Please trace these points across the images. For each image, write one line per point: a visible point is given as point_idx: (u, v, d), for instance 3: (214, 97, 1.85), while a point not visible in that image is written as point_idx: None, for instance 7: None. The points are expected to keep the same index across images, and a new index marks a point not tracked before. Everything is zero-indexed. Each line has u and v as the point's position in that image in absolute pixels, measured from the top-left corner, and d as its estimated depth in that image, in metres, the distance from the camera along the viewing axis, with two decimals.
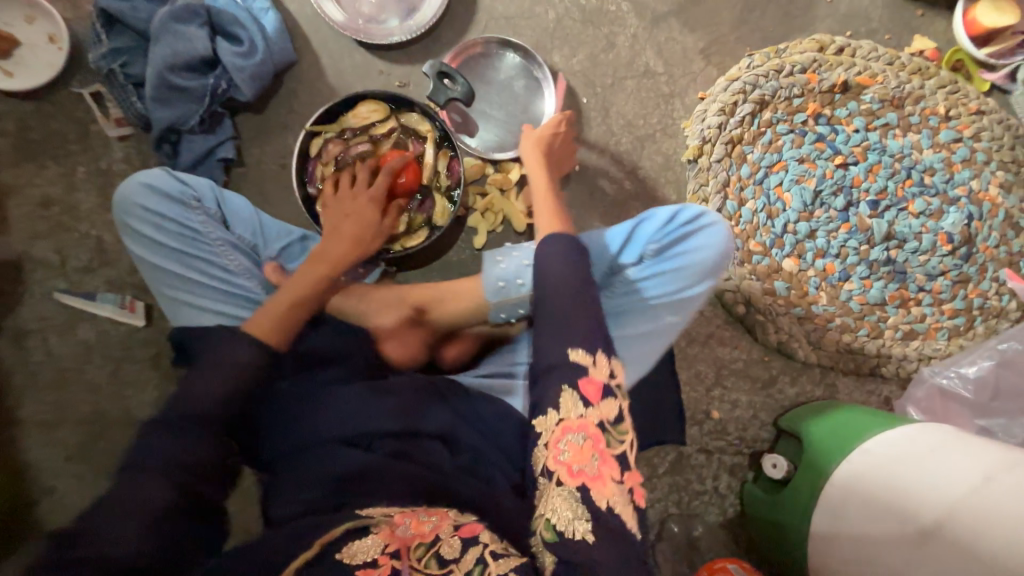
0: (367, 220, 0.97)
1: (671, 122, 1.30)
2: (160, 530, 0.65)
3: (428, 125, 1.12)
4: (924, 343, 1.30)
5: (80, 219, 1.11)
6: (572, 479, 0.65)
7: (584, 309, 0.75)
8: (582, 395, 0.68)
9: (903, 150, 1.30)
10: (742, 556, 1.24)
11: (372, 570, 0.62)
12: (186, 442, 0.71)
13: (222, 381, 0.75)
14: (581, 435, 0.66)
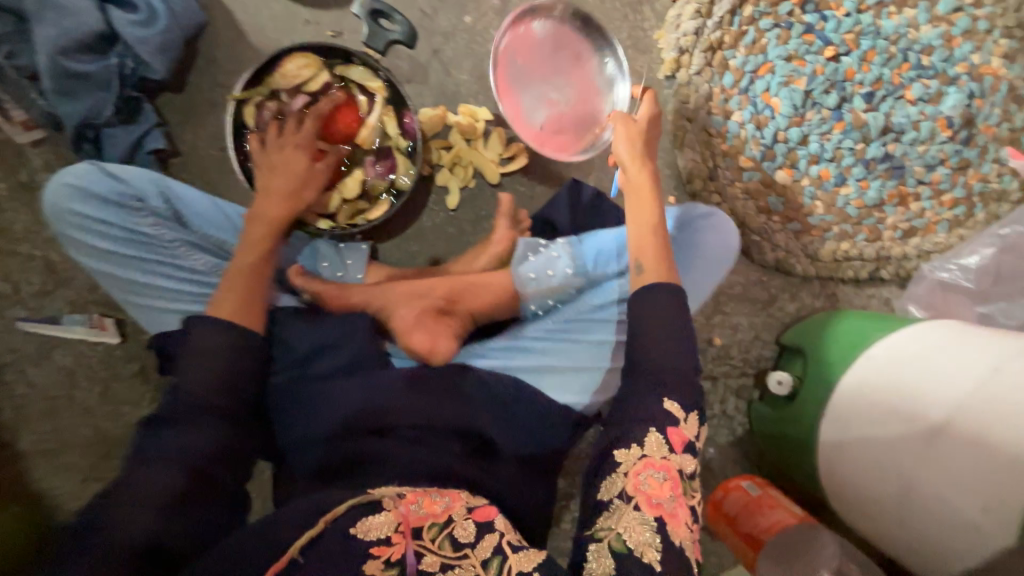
0: (298, 170, 0.92)
1: (643, 35, 1.17)
2: (178, 518, 0.66)
3: (378, 81, 1.01)
4: (924, 239, 1.25)
5: (18, 241, 1.02)
6: (649, 507, 0.68)
7: (682, 346, 0.78)
8: (668, 441, 0.72)
9: (899, 30, 1.18)
10: (756, 470, 1.28)
11: (384, 549, 0.64)
12: (191, 433, 0.71)
13: (213, 369, 0.75)
14: (663, 474, 0.70)
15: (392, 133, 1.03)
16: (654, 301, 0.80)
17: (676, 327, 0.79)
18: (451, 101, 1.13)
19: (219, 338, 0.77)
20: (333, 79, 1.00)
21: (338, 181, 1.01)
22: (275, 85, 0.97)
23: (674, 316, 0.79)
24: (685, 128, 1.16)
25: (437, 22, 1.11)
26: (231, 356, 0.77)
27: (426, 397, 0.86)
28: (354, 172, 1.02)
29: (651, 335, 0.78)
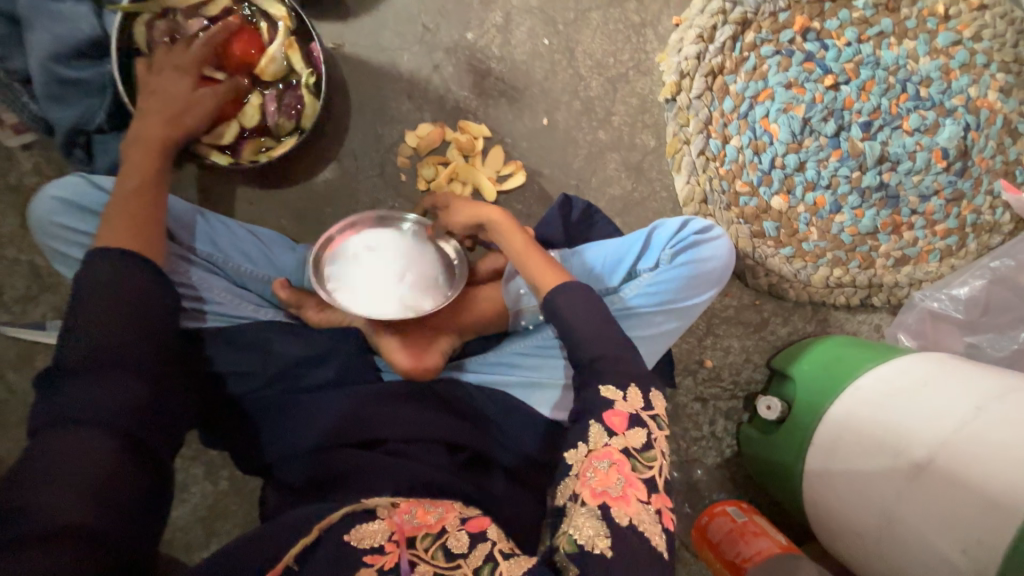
0: (182, 93, 0.84)
1: (645, 57, 1.17)
2: (114, 490, 0.59)
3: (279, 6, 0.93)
4: (916, 267, 1.26)
5: (4, 245, 1.01)
6: (597, 497, 0.67)
7: (607, 325, 0.78)
8: (607, 427, 0.71)
9: (898, 61, 1.19)
10: (742, 492, 1.28)
11: (378, 557, 0.64)
12: (109, 390, 0.64)
13: (132, 328, 0.68)
14: (606, 461, 0.69)
15: (296, 65, 0.95)
16: (565, 298, 0.79)
17: (588, 301, 0.79)
18: (449, 117, 1.12)
19: (133, 276, 0.71)
20: (238, 5, 0.94)
21: (236, 111, 0.93)
22: (168, 4, 0.89)
23: (583, 301, 0.79)
24: (683, 152, 1.16)
25: (439, 37, 1.11)
26: (146, 298, 0.70)
27: (415, 409, 0.89)
28: (253, 100, 0.94)
29: (574, 324, 0.77)
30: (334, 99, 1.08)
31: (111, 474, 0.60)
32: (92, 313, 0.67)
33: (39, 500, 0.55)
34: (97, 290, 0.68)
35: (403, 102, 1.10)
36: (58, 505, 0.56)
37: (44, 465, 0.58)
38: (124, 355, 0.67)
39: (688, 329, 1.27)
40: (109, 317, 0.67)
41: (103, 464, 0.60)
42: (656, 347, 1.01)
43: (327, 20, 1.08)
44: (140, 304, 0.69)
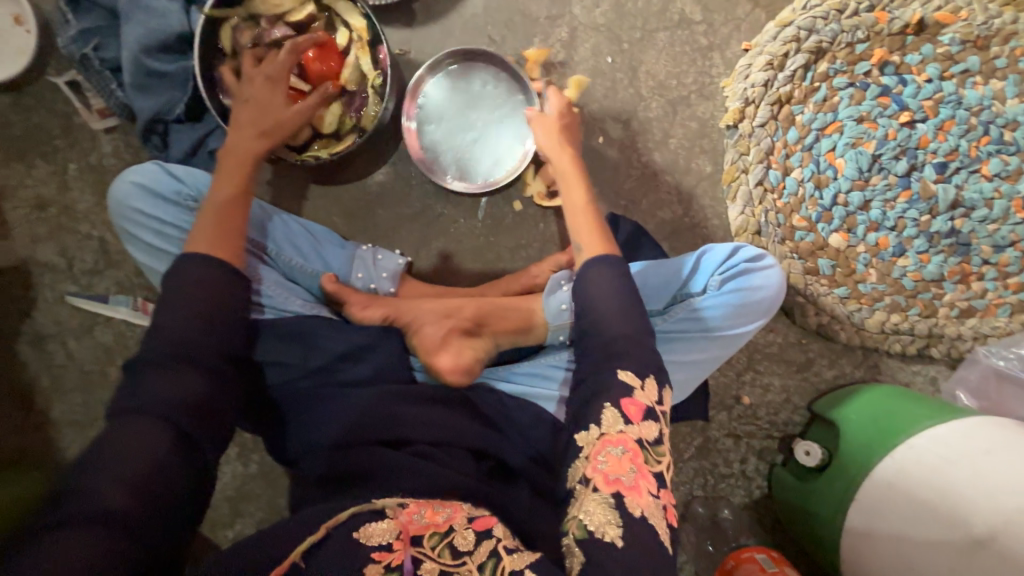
0: (272, 104, 0.86)
1: (709, 81, 1.15)
2: (153, 481, 0.61)
3: (354, 14, 0.96)
4: (982, 321, 1.18)
5: (79, 219, 1.07)
6: (607, 484, 0.66)
7: (620, 301, 0.76)
8: (624, 414, 0.69)
9: (983, 101, 1.11)
10: (768, 536, 1.22)
11: (386, 555, 0.61)
12: (171, 381, 0.66)
13: (187, 317, 0.70)
14: (620, 448, 0.68)
15: (366, 69, 0.98)
16: (597, 274, 0.78)
17: (620, 285, 0.77)
18: None
19: (209, 274, 0.73)
20: (316, 11, 0.97)
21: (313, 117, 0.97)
22: (254, 10, 0.94)
23: (612, 279, 0.78)
24: (740, 180, 1.13)
25: (503, 49, 1.11)
26: (218, 295, 0.72)
27: (445, 414, 0.85)
28: (332, 109, 0.97)
29: (597, 295, 0.77)
30: (395, 103, 1.10)
31: (154, 466, 0.61)
32: (172, 305, 0.70)
33: (93, 480, 0.59)
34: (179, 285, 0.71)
35: None
36: (105, 487, 0.58)
37: (107, 446, 0.61)
38: (191, 351, 0.69)
39: (727, 362, 1.22)
40: (180, 310, 0.70)
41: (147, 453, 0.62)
42: (695, 373, 0.97)
43: (395, 26, 1.10)
44: (209, 301, 0.71)
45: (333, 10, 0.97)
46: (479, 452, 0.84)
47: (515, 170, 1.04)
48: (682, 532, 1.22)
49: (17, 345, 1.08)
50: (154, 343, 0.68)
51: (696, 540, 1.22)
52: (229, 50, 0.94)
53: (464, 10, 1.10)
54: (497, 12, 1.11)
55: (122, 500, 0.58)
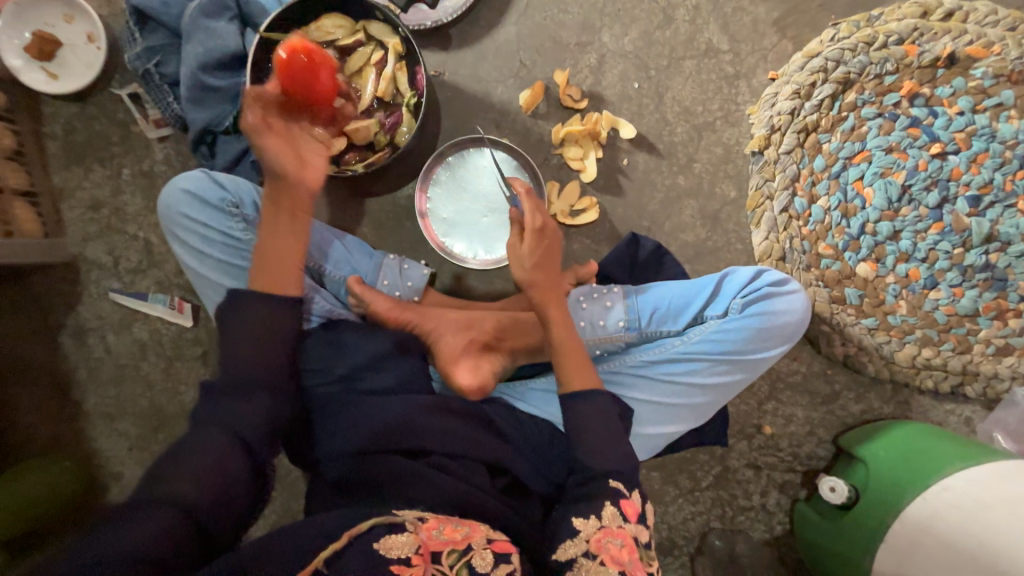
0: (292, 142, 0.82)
1: (735, 108, 1.16)
2: (221, 488, 0.65)
3: (393, 36, 1.01)
4: (1021, 360, 1.13)
5: (127, 221, 1.14)
6: (612, 564, 0.68)
7: (608, 431, 0.79)
8: (623, 511, 0.73)
9: (1018, 135, 1.10)
10: (788, 575, 1.17)
11: (405, 568, 0.56)
12: (238, 400, 0.72)
13: (258, 339, 0.76)
14: (620, 540, 0.71)
15: (403, 88, 1.03)
16: (585, 409, 0.80)
17: (611, 424, 0.80)
18: (533, 148, 1.16)
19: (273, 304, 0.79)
20: (365, 39, 1.02)
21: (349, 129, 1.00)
22: (307, 36, 1.01)
23: (601, 414, 0.80)
24: (765, 206, 1.13)
25: (534, 73, 1.16)
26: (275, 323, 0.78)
27: (464, 426, 0.84)
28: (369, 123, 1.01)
29: (585, 430, 0.79)
30: (428, 122, 1.14)
31: (224, 474, 0.66)
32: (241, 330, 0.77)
33: (169, 483, 0.63)
34: (247, 312, 0.77)
35: (491, 130, 1.15)
36: (179, 486, 0.62)
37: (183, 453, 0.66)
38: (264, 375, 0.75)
39: (748, 389, 1.19)
40: (250, 331, 0.76)
41: (218, 461, 0.66)
42: (716, 398, 0.94)
43: (432, 49, 1.15)
44: (279, 331, 0.78)
45: (373, 33, 1.02)
46: (496, 469, 0.84)
47: None
48: (698, 567, 1.17)
49: (59, 337, 1.14)
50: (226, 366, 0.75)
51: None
52: None
53: (498, 36, 1.15)
54: (529, 39, 1.16)
55: (192, 499, 0.62)
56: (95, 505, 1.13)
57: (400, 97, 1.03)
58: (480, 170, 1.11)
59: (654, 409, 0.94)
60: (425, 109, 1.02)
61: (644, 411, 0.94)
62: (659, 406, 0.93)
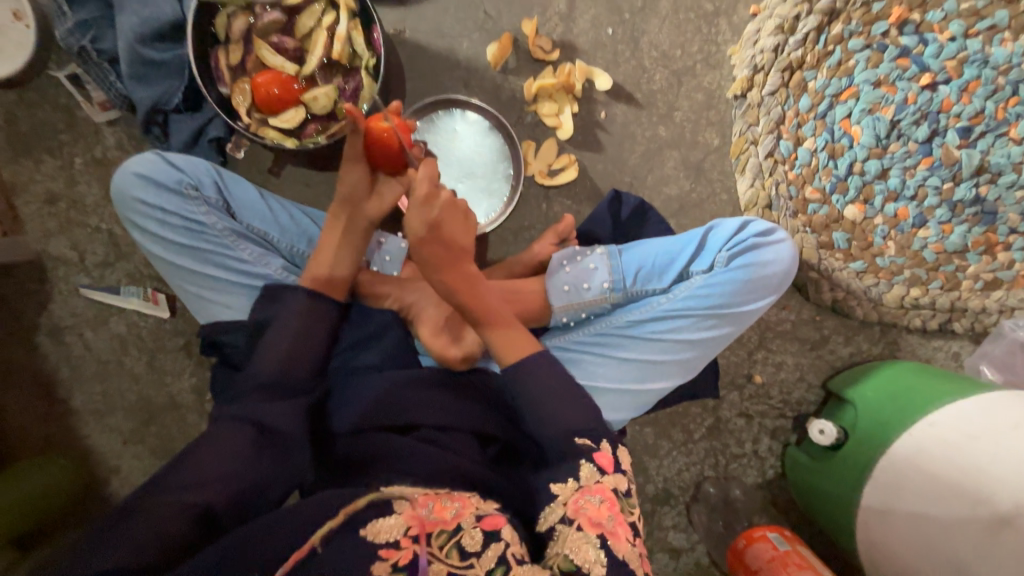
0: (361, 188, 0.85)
1: (715, 49, 1.10)
2: (240, 488, 0.64)
3: None
4: (1008, 293, 1.13)
5: (88, 213, 1.09)
6: (591, 527, 0.66)
7: (571, 404, 0.78)
8: (598, 466, 0.74)
9: (1011, 59, 1.05)
10: (781, 515, 1.21)
11: (393, 552, 0.55)
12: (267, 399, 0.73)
13: (281, 341, 0.78)
14: (598, 498, 0.70)
15: (360, 48, 0.95)
16: (551, 399, 0.78)
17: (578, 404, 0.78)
18: (505, 107, 1.10)
19: (290, 303, 0.82)
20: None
21: (307, 98, 0.94)
22: None
23: (563, 393, 0.78)
24: (750, 152, 1.09)
25: (500, 24, 1.08)
26: (304, 325, 0.80)
27: (452, 397, 0.84)
28: (326, 89, 0.94)
29: (549, 415, 0.77)
30: (392, 85, 1.08)
31: (242, 475, 0.65)
32: (275, 335, 0.79)
33: (189, 483, 0.62)
34: (281, 320, 0.80)
35: (459, 90, 1.09)
36: (195, 485, 0.62)
37: (201, 450, 0.66)
38: (292, 382, 0.77)
39: (738, 341, 1.19)
40: (281, 333, 0.79)
41: (241, 459, 0.66)
42: (705, 353, 0.93)
43: (389, 5, 1.07)
44: (312, 337, 0.81)
45: None
46: (485, 437, 0.84)
47: (496, 218, 1.05)
48: (694, 514, 1.21)
49: (36, 337, 1.12)
50: (255, 370, 0.76)
51: (708, 521, 1.21)
52: (224, 38, 0.93)
53: None
54: None
55: (206, 497, 0.61)
56: (97, 499, 1.14)
57: (358, 60, 0.96)
58: (454, 135, 1.06)
59: (643, 368, 0.93)
60: (385, 72, 0.96)
61: (633, 369, 0.93)
62: (648, 364, 0.93)
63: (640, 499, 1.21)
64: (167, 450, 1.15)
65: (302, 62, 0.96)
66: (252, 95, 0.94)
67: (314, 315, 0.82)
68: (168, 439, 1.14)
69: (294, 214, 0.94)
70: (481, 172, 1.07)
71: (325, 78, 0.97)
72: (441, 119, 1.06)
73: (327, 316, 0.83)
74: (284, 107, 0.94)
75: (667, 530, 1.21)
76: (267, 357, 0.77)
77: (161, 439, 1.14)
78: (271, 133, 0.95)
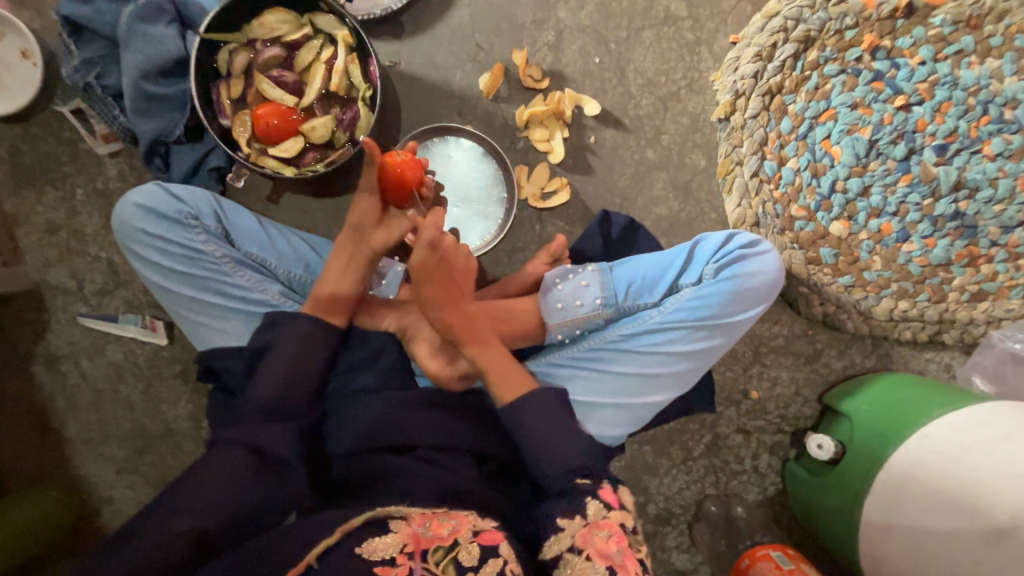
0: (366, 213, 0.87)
1: (698, 75, 1.15)
2: (239, 512, 0.64)
3: (342, 28, 0.98)
4: (995, 304, 1.15)
5: (88, 242, 1.10)
6: (599, 558, 0.66)
7: (560, 418, 0.80)
8: (604, 501, 0.74)
9: (980, 81, 1.10)
10: (784, 533, 1.20)
11: (389, 569, 0.55)
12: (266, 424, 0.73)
13: (278, 367, 0.79)
14: (606, 532, 0.70)
15: (357, 80, 0.99)
16: (545, 413, 0.79)
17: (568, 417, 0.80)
18: (498, 134, 1.13)
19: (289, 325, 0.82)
20: (313, 32, 0.99)
21: (306, 128, 0.98)
22: (252, 34, 0.97)
23: (554, 409, 0.80)
24: (735, 172, 1.13)
25: (492, 55, 1.13)
26: (301, 349, 0.81)
27: (449, 418, 0.84)
28: (325, 120, 0.98)
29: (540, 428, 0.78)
30: (388, 114, 1.12)
31: (242, 499, 0.65)
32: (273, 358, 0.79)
33: (187, 509, 0.62)
34: (278, 343, 0.81)
35: (453, 118, 1.13)
36: (193, 512, 0.61)
37: (199, 476, 0.65)
38: (288, 405, 0.77)
39: (733, 356, 1.20)
40: (279, 357, 0.80)
41: (239, 481, 0.66)
42: (697, 365, 0.95)
43: (385, 39, 1.12)
44: (309, 360, 0.81)
45: (320, 27, 0.99)
46: (483, 457, 0.84)
47: (491, 240, 1.07)
48: (696, 533, 1.20)
49: (32, 367, 1.11)
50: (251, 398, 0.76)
51: (711, 540, 1.20)
52: (225, 73, 0.97)
53: (451, 20, 1.12)
54: (483, 20, 1.12)
55: (204, 523, 0.60)
56: (89, 532, 1.12)
57: (355, 92, 1.00)
58: (448, 160, 1.09)
59: (638, 381, 0.94)
60: (382, 102, 0.99)
61: (627, 384, 0.94)
62: (642, 378, 0.94)
63: (642, 519, 1.20)
64: (161, 479, 1.13)
65: (300, 94, 0.99)
66: (252, 126, 0.97)
67: (310, 339, 0.82)
68: (163, 467, 1.13)
69: (292, 239, 0.96)
70: (475, 196, 1.09)
71: (323, 109, 1.00)
72: (435, 145, 1.10)
73: (327, 341, 0.84)
74: (283, 137, 0.97)
75: (670, 551, 1.20)
76: (266, 381, 0.77)
77: (156, 468, 1.13)
78: (270, 161, 0.98)
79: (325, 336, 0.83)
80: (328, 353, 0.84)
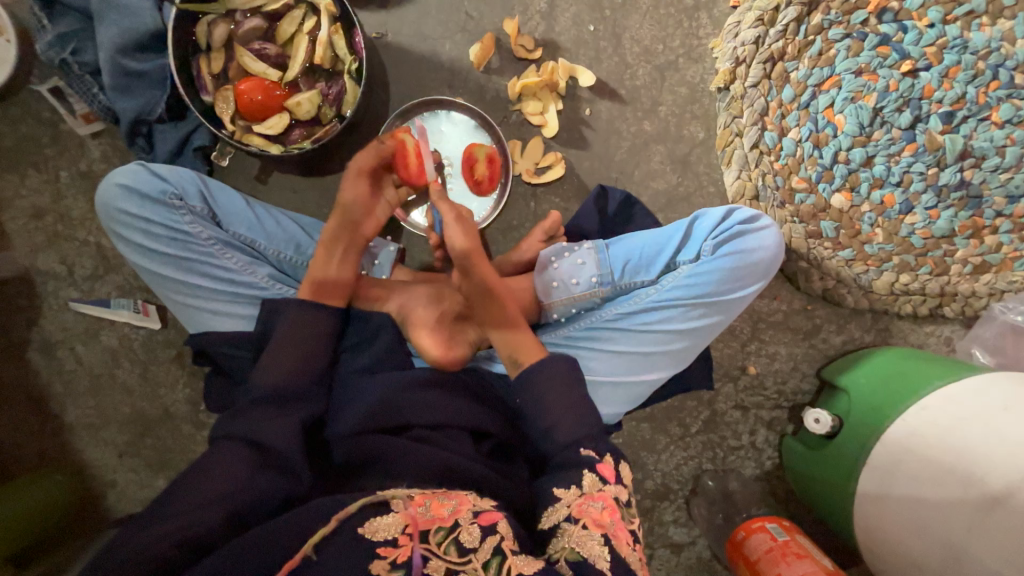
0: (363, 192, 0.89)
1: (696, 43, 1.11)
2: (234, 506, 0.63)
3: None
4: (997, 276, 1.13)
5: (75, 227, 1.09)
6: (595, 528, 0.66)
7: (563, 400, 0.79)
8: (601, 476, 0.73)
9: (991, 44, 1.05)
10: (779, 505, 1.21)
11: (391, 550, 0.55)
12: (273, 416, 0.73)
13: (282, 357, 0.78)
14: (601, 503, 0.70)
15: (342, 52, 0.95)
16: (545, 383, 0.80)
17: (568, 391, 0.79)
18: (489, 107, 1.10)
19: (291, 321, 0.81)
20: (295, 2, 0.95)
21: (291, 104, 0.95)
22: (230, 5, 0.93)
23: (553, 385, 0.80)
24: (734, 145, 1.10)
25: (482, 25, 1.09)
26: (307, 338, 0.81)
27: (445, 395, 0.83)
28: (310, 94, 0.94)
29: (549, 401, 0.79)
30: (376, 88, 1.08)
31: (234, 496, 0.63)
32: (277, 351, 0.78)
33: (182, 511, 0.61)
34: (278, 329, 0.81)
35: (444, 92, 1.10)
36: (185, 511, 0.61)
37: (197, 475, 0.65)
38: (291, 395, 0.76)
39: (730, 333, 1.19)
40: (281, 345, 0.79)
41: (236, 480, 0.65)
42: (696, 342, 0.94)
43: (370, 8, 1.07)
44: (314, 349, 0.81)
45: None
46: (479, 433, 0.84)
47: (486, 217, 1.07)
48: (693, 507, 1.21)
49: (27, 353, 1.11)
50: (255, 393, 0.75)
51: (708, 514, 1.21)
52: (206, 47, 0.94)
53: None
54: None
55: (200, 519, 0.60)
56: (94, 515, 1.14)
57: (340, 64, 0.96)
58: (439, 135, 1.07)
59: (636, 359, 0.93)
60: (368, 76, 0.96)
61: (625, 362, 0.93)
62: (640, 355, 0.93)
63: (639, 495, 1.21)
64: (162, 462, 1.14)
65: (284, 68, 0.96)
66: (236, 103, 0.95)
67: (307, 329, 0.81)
68: (164, 450, 1.14)
69: (281, 220, 0.93)
70: None
71: (309, 85, 0.96)
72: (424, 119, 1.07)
73: (322, 329, 0.82)
74: (267, 114, 0.95)
75: (667, 525, 1.21)
76: (265, 371, 0.77)
77: (157, 451, 1.14)
78: (256, 139, 0.96)
79: (315, 325, 0.82)
80: (330, 343, 0.83)
